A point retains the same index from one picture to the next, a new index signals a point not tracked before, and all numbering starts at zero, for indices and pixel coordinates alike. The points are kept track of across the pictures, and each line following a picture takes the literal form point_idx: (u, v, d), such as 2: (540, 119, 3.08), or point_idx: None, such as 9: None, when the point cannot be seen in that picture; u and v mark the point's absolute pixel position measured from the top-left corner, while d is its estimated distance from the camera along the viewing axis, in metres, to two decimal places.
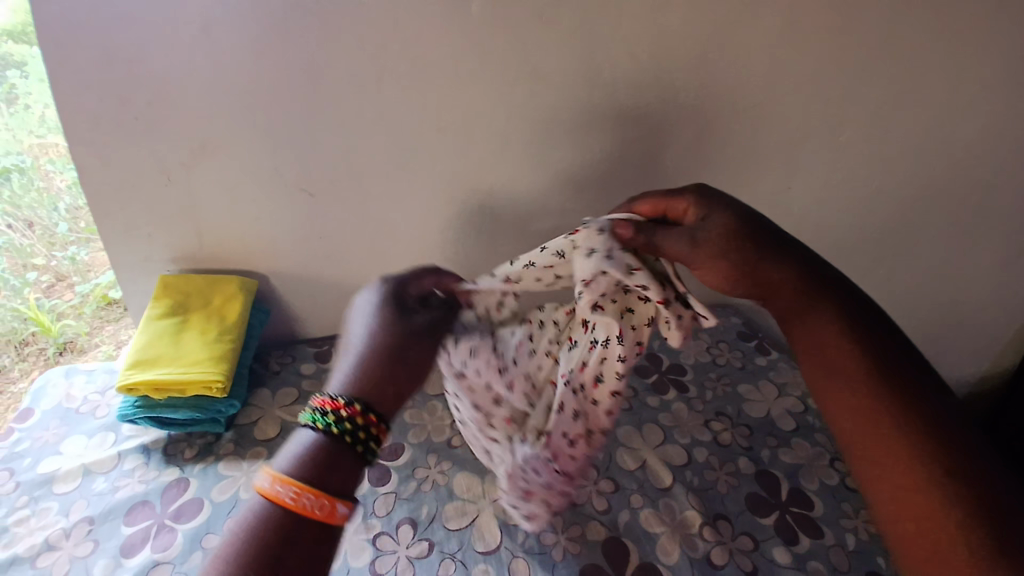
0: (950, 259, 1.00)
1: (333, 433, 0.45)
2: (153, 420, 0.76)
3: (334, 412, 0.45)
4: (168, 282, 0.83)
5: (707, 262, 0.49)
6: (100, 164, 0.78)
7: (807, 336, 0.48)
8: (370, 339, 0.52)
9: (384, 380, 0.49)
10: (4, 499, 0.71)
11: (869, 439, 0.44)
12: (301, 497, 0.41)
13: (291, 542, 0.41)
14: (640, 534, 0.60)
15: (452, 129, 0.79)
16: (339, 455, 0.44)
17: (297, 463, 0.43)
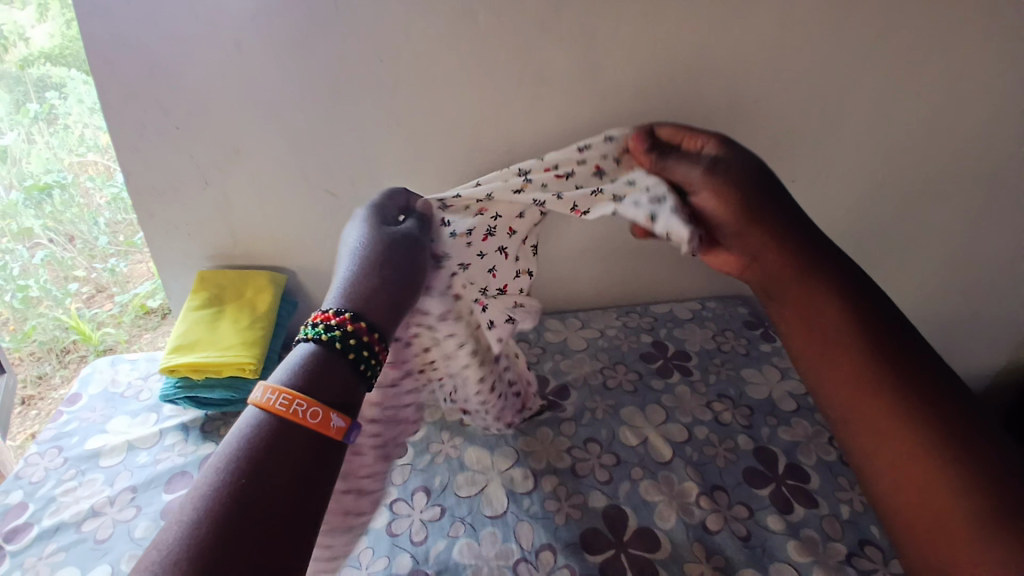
0: (956, 247, 1.02)
1: (330, 347, 0.48)
2: (192, 400, 0.83)
3: (329, 326, 0.49)
4: (204, 275, 0.90)
5: (711, 186, 0.55)
6: (143, 171, 0.85)
7: (814, 326, 0.52)
8: (357, 255, 0.55)
9: (375, 294, 0.53)
10: (53, 472, 0.78)
11: (875, 418, 0.47)
12: (294, 404, 0.45)
13: (291, 441, 0.44)
14: (639, 502, 0.64)
15: (464, 130, 0.84)
16: (334, 368, 0.48)
17: (294, 375, 0.47)
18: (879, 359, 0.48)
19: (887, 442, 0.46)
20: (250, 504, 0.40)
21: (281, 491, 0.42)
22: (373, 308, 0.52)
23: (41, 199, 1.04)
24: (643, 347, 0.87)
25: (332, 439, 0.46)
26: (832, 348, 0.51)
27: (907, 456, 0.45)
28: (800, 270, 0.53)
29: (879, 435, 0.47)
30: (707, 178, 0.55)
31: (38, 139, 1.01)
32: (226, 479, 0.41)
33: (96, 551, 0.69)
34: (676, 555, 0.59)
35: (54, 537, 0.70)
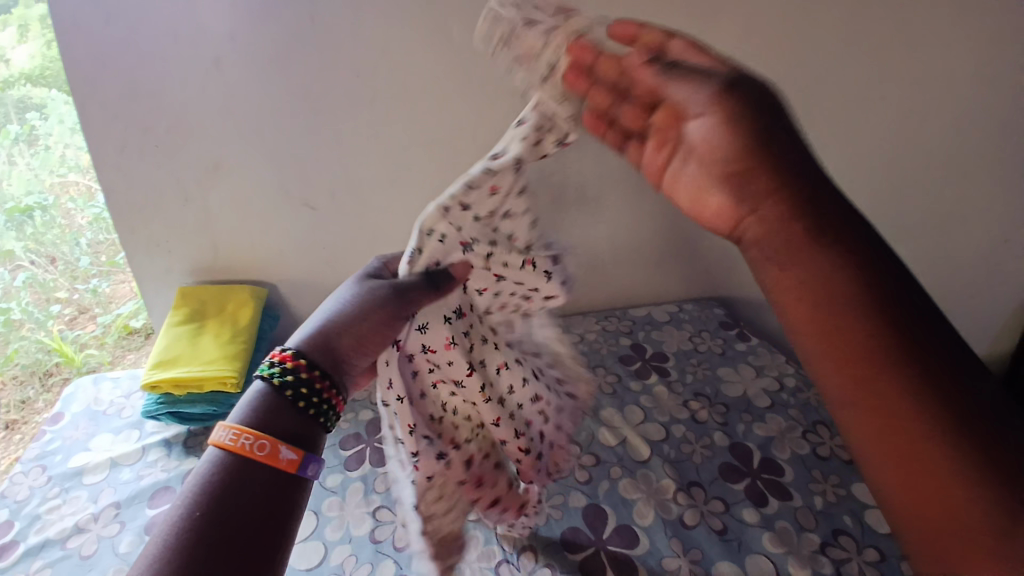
0: (929, 250, 1.03)
1: (278, 385, 0.48)
2: (174, 416, 0.83)
3: (283, 365, 0.49)
4: (186, 292, 0.91)
5: (716, 110, 0.39)
6: (124, 188, 0.85)
7: (808, 277, 0.35)
8: (337, 298, 0.55)
9: (341, 353, 0.52)
10: (37, 490, 0.78)
11: (882, 402, 0.31)
12: (242, 438, 0.45)
13: (249, 483, 0.44)
14: (617, 500, 0.66)
15: (441, 142, 0.86)
16: (285, 410, 0.48)
17: (248, 415, 0.47)
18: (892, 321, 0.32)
19: (903, 433, 0.31)
20: (208, 545, 0.40)
21: (227, 533, 0.41)
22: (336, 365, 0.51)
23: (22, 221, 1.05)
24: (621, 350, 0.88)
25: (282, 471, 0.45)
26: (828, 302, 0.34)
27: (936, 480, 0.30)
28: (802, 204, 0.37)
29: (890, 433, 0.31)
30: (712, 99, 0.39)
31: (19, 161, 1.03)
32: (188, 519, 0.41)
33: (81, 567, 0.69)
34: (654, 550, 0.61)
35: (39, 553, 0.70)
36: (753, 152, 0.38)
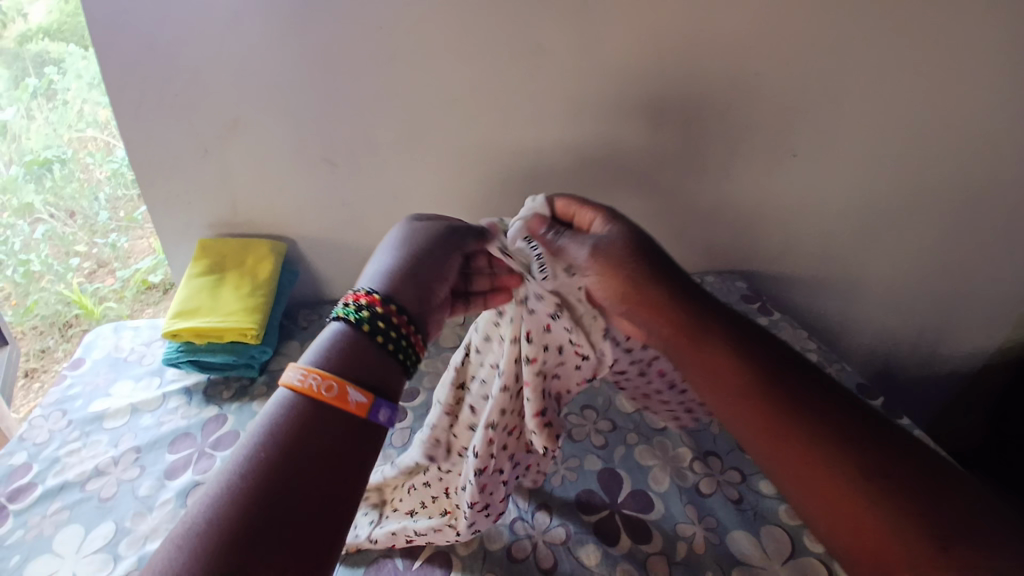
0: (961, 232, 1.00)
1: (356, 324, 0.49)
2: (194, 364, 0.85)
3: (364, 306, 0.50)
4: (205, 244, 0.91)
5: (599, 265, 0.57)
6: (143, 139, 0.85)
7: (710, 373, 0.53)
8: (394, 247, 0.58)
9: (412, 287, 0.55)
10: (57, 434, 0.79)
11: (798, 458, 0.47)
12: (310, 379, 0.45)
13: (315, 434, 0.43)
14: (632, 465, 0.69)
15: (463, 102, 0.84)
16: (366, 350, 0.49)
17: (325, 357, 0.47)
18: (789, 402, 0.49)
19: (812, 474, 0.46)
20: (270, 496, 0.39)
21: (288, 506, 0.39)
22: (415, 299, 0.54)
23: (40, 174, 1.05)
24: None
25: (353, 415, 0.45)
26: (720, 373, 0.52)
27: (847, 506, 0.44)
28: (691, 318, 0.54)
29: (827, 492, 0.45)
30: (594, 259, 0.57)
31: (38, 116, 1.02)
32: (250, 475, 0.40)
33: (102, 509, 0.70)
34: (668, 515, 0.64)
35: (58, 495, 0.72)
36: (635, 277, 0.56)
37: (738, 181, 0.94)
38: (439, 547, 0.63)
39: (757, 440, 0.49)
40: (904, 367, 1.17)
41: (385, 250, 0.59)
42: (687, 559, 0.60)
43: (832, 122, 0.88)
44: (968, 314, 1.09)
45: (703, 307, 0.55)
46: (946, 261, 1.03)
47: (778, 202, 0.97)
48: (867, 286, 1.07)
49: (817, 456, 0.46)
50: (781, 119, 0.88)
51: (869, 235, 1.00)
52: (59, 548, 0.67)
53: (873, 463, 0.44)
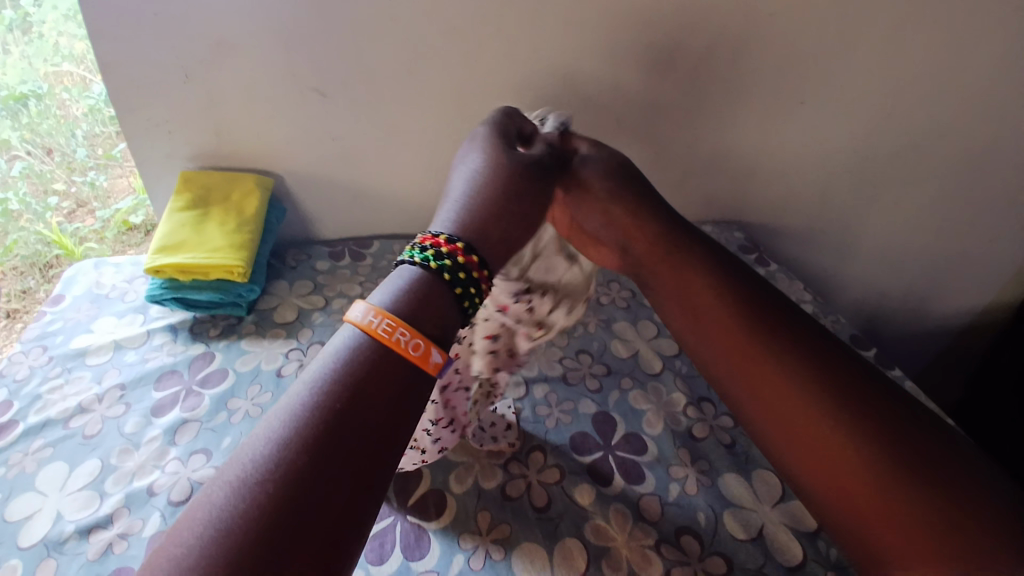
0: (963, 193, 0.98)
1: (439, 273, 0.42)
2: (179, 301, 0.82)
3: (439, 251, 0.43)
4: (187, 177, 0.87)
5: (621, 204, 0.53)
6: (122, 61, 0.80)
7: (702, 313, 0.47)
8: (473, 179, 0.49)
9: (494, 226, 0.48)
10: (38, 370, 0.78)
11: (787, 410, 0.41)
12: (395, 332, 0.38)
13: (366, 401, 0.35)
14: (627, 409, 0.71)
15: (462, 34, 0.79)
16: (441, 295, 0.42)
17: (397, 297, 0.40)
18: (777, 346, 0.43)
19: (791, 407, 0.40)
20: (304, 474, 0.31)
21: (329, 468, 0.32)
22: (500, 241, 0.48)
23: (17, 110, 1.00)
24: None
25: (428, 377, 0.38)
26: (704, 310, 0.47)
27: (842, 463, 0.37)
28: (679, 252, 0.50)
29: (823, 453, 0.38)
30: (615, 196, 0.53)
31: (12, 49, 0.97)
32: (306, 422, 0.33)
33: (86, 446, 0.69)
34: (661, 458, 0.66)
35: (40, 433, 0.71)
36: (635, 207, 0.52)
37: (743, 129, 0.91)
38: (433, 485, 0.63)
39: (737, 376, 0.44)
40: (889, 323, 1.18)
41: (465, 174, 0.50)
42: (680, 499, 0.62)
43: (844, 68, 0.85)
44: (957, 274, 1.09)
45: (692, 243, 0.50)
46: (946, 220, 1.02)
47: (781, 151, 0.94)
48: (862, 243, 1.06)
49: (811, 403, 0.40)
50: (792, 64, 0.84)
51: (870, 191, 0.99)
52: (42, 486, 0.66)
53: (865, 421, 0.38)
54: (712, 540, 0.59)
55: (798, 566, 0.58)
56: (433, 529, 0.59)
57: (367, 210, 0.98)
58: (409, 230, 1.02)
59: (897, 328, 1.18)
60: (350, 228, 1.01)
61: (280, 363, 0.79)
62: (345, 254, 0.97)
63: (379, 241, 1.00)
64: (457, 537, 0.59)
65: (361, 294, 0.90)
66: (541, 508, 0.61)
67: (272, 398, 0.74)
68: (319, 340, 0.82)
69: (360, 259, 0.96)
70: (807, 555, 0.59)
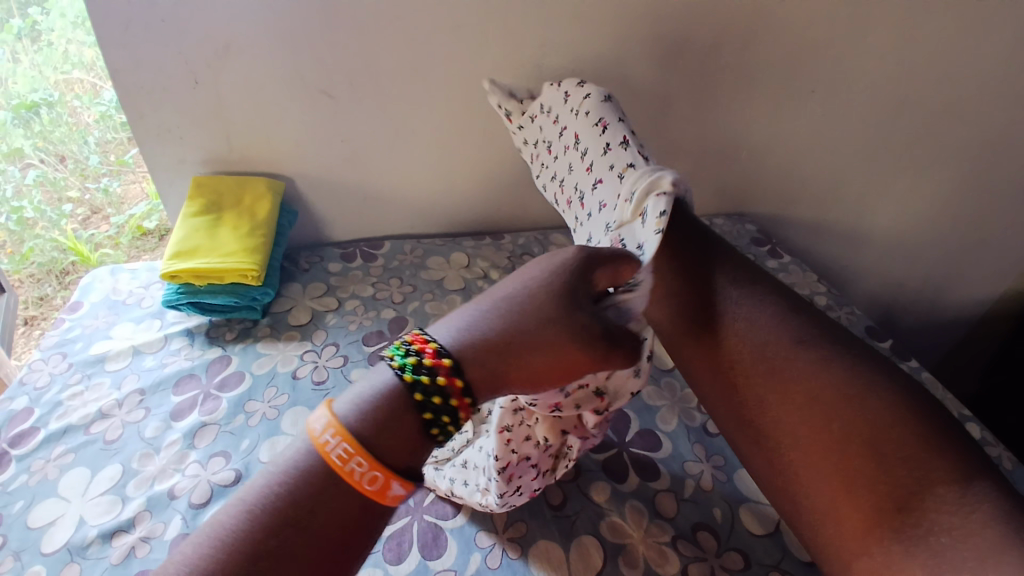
0: (977, 179, 0.97)
1: (412, 390, 0.35)
2: (195, 306, 0.83)
3: (417, 356, 0.36)
4: (199, 182, 0.88)
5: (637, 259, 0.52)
6: (132, 68, 0.81)
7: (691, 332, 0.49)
8: (498, 302, 0.39)
9: (499, 362, 0.37)
10: (58, 377, 0.79)
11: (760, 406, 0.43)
12: (350, 461, 0.33)
13: (302, 529, 0.31)
14: (642, 406, 0.71)
15: (466, 31, 0.79)
16: (405, 419, 0.35)
17: (360, 407, 0.35)
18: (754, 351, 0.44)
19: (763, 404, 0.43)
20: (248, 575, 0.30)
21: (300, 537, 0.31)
22: (501, 374, 0.37)
23: (29, 119, 1.02)
24: None
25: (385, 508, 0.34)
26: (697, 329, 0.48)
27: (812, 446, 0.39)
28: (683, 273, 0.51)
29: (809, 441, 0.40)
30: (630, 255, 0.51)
31: (23, 58, 0.99)
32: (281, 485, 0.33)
33: (107, 451, 0.70)
34: (676, 454, 0.66)
35: (62, 439, 0.72)
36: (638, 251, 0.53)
37: (752, 120, 0.91)
38: None
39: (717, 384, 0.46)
40: (903, 313, 1.17)
41: (495, 294, 0.40)
42: (695, 495, 0.62)
43: (854, 55, 0.84)
44: (973, 261, 1.07)
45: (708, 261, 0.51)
46: (961, 208, 1.00)
47: (792, 141, 0.93)
48: (876, 233, 1.05)
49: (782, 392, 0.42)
50: (801, 53, 0.83)
51: (883, 179, 0.97)
52: (64, 491, 0.67)
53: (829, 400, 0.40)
54: (729, 535, 0.59)
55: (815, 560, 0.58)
56: (451, 528, 0.60)
57: (377, 211, 0.99)
58: (420, 228, 1.02)
59: (913, 318, 1.17)
60: (361, 228, 1.01)
61: (295, 365, 0.80)
62: (357, 256, 0.98)
63: (390, 242, 1.00)
64: (474, 536, 0.59)
65: (374, 294, 0.91)
66: (556, 506, 0.61)
67: (288, 400, 0.75)
68: (334, 341, 0.83)
69: (372, 260, 0.97)
70: None
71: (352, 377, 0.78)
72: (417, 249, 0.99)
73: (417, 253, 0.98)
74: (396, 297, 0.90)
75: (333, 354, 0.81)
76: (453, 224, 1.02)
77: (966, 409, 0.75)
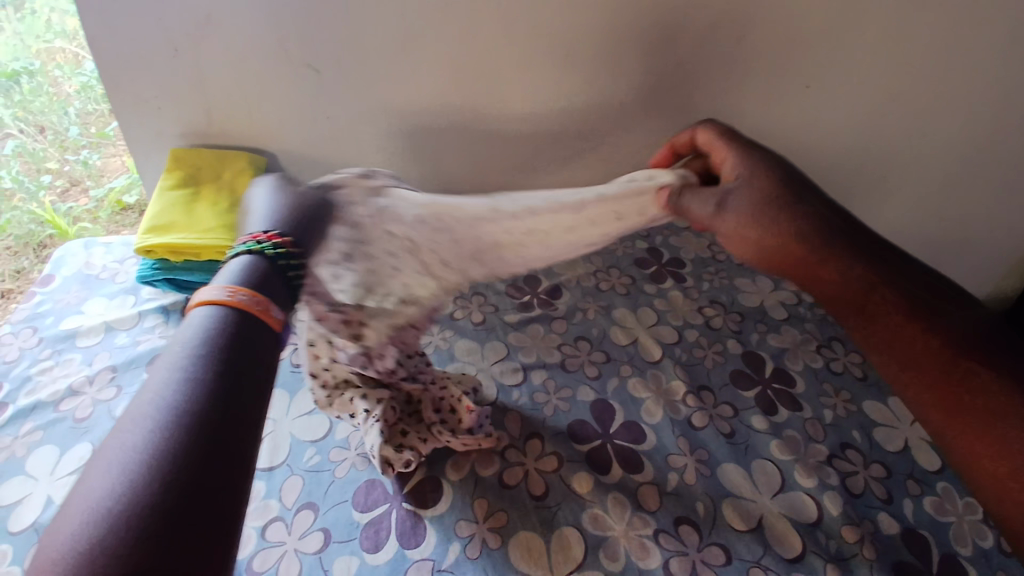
0: (966, 178, 0.97)
1: (264, 254, 0.42)
2: (171, 283, 0.81)
3: (264, 241, 0.43)
4: (178, 155, 0.85)
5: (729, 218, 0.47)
6: (109, 33, 0.78)
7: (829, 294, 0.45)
8: (285, 208, 0.51)
9: (298, 224, 0.49)
10: (28, 352, 0.77)
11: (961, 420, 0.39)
12: (236, 295, 0.37)
13: (235, 353, 0.34)
14: (626, 398, 0.71)
15: (459, 8, 0.77)
16: (274, 278, 0.42)
17: (238, 278, 0.39)
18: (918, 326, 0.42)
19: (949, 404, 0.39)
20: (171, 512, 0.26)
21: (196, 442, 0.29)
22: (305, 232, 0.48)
23: (8, 86, 0.98)
24: (638, 253, 0.91)
25: (275, 330, 0.38)
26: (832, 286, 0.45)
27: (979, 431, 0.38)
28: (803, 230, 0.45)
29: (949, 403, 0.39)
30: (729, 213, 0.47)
31: (4, 26, 0.96)
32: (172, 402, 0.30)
33: (76, 430, 0.68)
34: (660, 446, 0.66)
35: (30, 416, 0.70)
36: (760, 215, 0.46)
37: (745, 111, 0.89)
38: (429, 473, 0.63)
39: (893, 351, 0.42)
40: None
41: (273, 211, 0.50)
42: (678, 488, 0.62)
43: (850, 49, 0.83)
44: (958, 262, 1.08)
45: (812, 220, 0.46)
46: (948, 207, 1.01)
47: (784, 134, 0.93)
48: (864, 231, 1.05)
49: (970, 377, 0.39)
50: (796, 46, 0.83)
51: (872, 177, 0.97)
52: (32, 470, 0.65)
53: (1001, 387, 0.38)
54: (711, 530, 0.59)
55: (796, 557, 0.58)
56: (429, 517, 0.59)
57: None
58: None
59: None
60: None
61: None
62: None
63: None
64: (454, 525, 0.58)
65: None
66: (538, 497, 0.61)
67: None
68: None
69: None
70: (806, 546, 0.59)
71: None
72: None
73: None
74: None
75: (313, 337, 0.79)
76: None
77: None
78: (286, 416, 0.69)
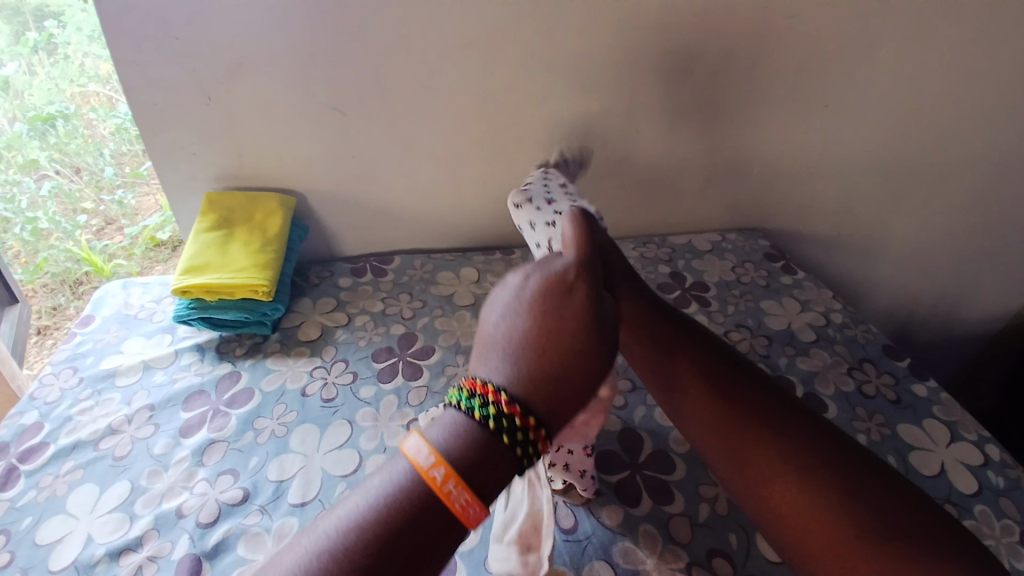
0: (993, 193, 0.96)
1: (484, 421, 0.35)
2: (205, 322, 0.83)
3: (481, 393, 0.35)
4: (211, 198, 0.88)
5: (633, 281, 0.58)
6: (143, 85, 0.81)
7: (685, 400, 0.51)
8: (516, 307, 0.39)
9: (556, 398, 0.36)
10: (69, 392, 0.79)
11: (780, 496, 0.43)
12: (464, 505, 0.33)
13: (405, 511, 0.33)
14: (655, 425, 0.71)
15: (477, 48, 0.80)
16: (498, 460, 0.35)
17: (450, 446, 0.35)
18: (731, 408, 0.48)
19: (766, 476, 0.44)
20: None
21: None
22: (562, 396, 0.36)
23: (44, 130, 1.04)
24: (662, 278, 0.92)
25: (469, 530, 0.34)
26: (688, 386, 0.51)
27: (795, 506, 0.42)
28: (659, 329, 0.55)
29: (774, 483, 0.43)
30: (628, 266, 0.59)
31: (39, 70, 1.00)
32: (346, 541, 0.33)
33: (115, 468, 0.70)
34: (691, 476, 0.65)
35: (71, 454, 0.72)
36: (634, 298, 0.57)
37: (764, 135, 0.90)
38: None
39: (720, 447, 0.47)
40: (920, 329, 1.15)
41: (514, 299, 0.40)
42: (710, 519, 0.61)
43: (867, 69, 0.83)
44: (988, 273, 1.06)
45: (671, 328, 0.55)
46: (975, 220, 0.99)
47: (806, 155, 0.92)
48: (892, 249, 1.03)
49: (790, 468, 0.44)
50: (811, 69, 0.83)
51: (897, 194, 0.96)
52: (73, 508, 0.67)
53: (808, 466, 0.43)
54: (745, 561, 0.58)
55: None
56: (461, 552, 0.59)
57: (386, 226, 0.99)
58: (430, 244, 1.02)
59: (930, 336, 1.15)
60: (370, 243, 1.01)
61: (304, 381, 0.79)
62: (367, 271, 0.97)
63: (401, 257, 1.00)
64: (485, 560, 0.58)
65: (383, 309, 0.90)
66: (568, 530, 0.60)
67: (297, 417, 0.74)
68: (343, 357, 0.82)
69: (381, 275, 0.96)
70: None
71: (362, 395, 0.76)
72: (427, 265, 0.98)
73: (426, 268, 0.97)
74: (406, 312, 0.89)
75: (342, 371, 0.80)
76: (464, 240, 1.02)
77: (985, 431, 0.73)
78: (317, 451, 0.70)
